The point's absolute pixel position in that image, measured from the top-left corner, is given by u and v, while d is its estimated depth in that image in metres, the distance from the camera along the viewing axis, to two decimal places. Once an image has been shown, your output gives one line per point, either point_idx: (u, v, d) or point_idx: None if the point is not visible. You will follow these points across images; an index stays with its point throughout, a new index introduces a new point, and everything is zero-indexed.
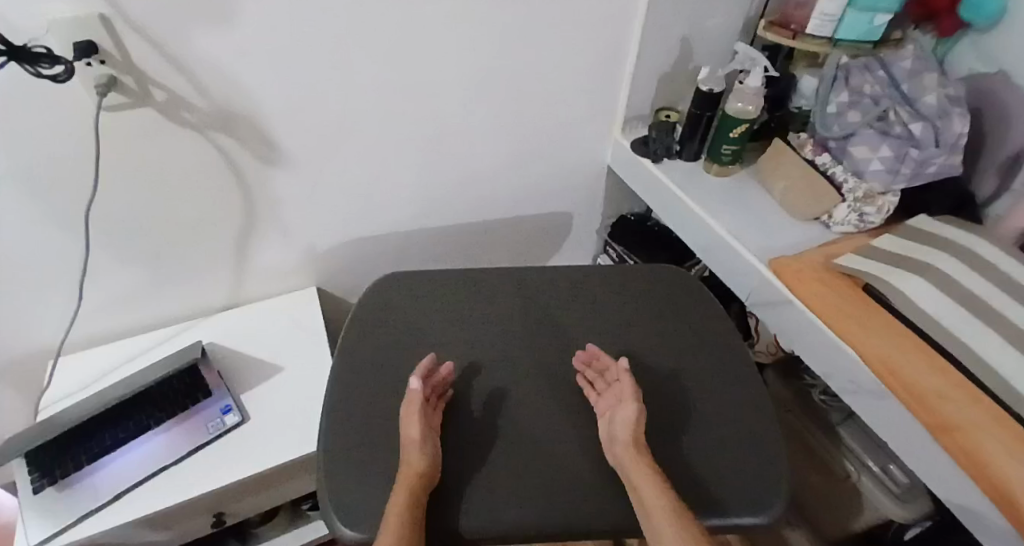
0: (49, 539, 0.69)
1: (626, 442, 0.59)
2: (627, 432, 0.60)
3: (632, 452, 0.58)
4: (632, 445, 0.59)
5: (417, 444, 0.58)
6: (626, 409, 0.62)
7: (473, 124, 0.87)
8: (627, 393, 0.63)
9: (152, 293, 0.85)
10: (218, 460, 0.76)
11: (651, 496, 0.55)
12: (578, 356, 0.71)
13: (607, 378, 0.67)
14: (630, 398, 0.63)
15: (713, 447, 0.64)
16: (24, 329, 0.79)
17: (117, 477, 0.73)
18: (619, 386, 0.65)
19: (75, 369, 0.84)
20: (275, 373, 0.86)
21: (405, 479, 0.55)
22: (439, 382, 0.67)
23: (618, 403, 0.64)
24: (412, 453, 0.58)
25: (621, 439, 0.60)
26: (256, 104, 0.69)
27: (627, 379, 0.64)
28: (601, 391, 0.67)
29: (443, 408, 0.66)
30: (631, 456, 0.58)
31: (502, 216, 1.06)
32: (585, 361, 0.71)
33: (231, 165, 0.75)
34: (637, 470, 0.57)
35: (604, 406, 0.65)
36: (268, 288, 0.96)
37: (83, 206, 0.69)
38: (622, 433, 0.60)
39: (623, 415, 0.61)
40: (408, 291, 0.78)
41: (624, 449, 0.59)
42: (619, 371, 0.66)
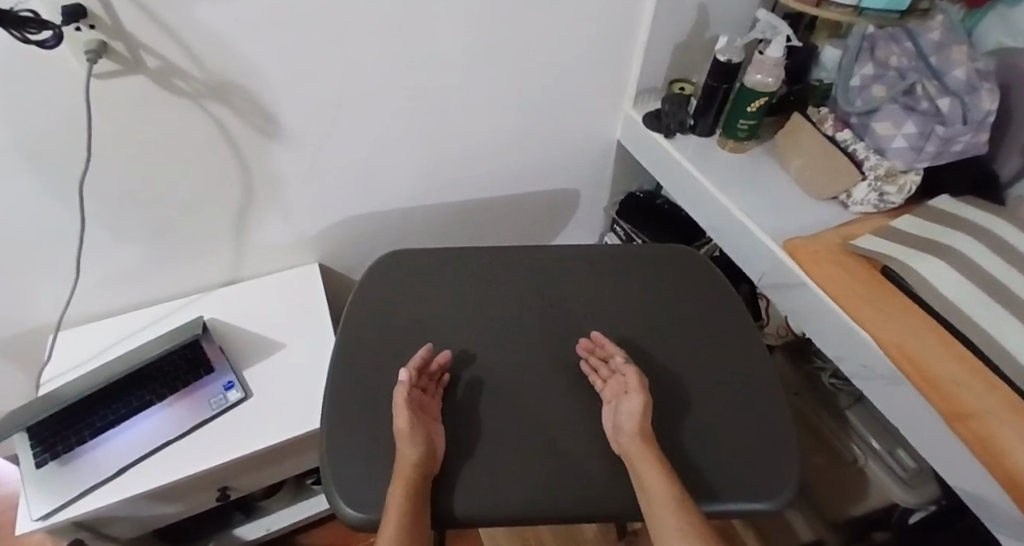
0: (53, 514, 0.68)
1: (633, 433, 0.58)
2: (632, 423, 0.59)
3: (638, 443, 0.57)
4: (637, 435, 0.58)
5: (413, 428, 0.57)
6: (633, 397, 0.61)
7: (479, 97, 0.84)
8: (632, 383, 0.62)
9: (148, 272, 0.84)
10: (221, 437, 0.75)
11: (655, 487, 0.54)
12: (580, 343, 0.69)
13: (611, 366, 0.66)
14: (635, 388, 0.61)
15: (715, 430, 0.63)
16: (21, 305, 0.79)
17: (119, 453, 0.73)
18: (621, 378, 0.63)
19: (74, 345, 0.83)
20: (278, 349, 0.85)
21: (403, 469, 0.54)
22: (436, 369, 0.66)
23: (621, 394, 0.62)
24: (403, 442, 0.56)
25: (626, 430, 0.59)
26: (251, 72, 0.67)
27: (633, 373, 0.62)
28: (606, 379, 0.66)
29: (442, 396, 0.65)
30: (637, 446, 0.57)
31: (507, 194, 1.04)
32: (588, 348, 0.69)
33: (227, 136, 0.72)
34: (643, 455, 0.56)
35: (611, 394, 0.64)
36: (269, 264, 0.94)
37: (76, 181, 0.68)
38: (629, 424, 0.59)
39: (628, 405, 0.60)
40: (410, 270, 0.77)
41: (630, 440, 0.58)
42: (621, 363, 0.64)
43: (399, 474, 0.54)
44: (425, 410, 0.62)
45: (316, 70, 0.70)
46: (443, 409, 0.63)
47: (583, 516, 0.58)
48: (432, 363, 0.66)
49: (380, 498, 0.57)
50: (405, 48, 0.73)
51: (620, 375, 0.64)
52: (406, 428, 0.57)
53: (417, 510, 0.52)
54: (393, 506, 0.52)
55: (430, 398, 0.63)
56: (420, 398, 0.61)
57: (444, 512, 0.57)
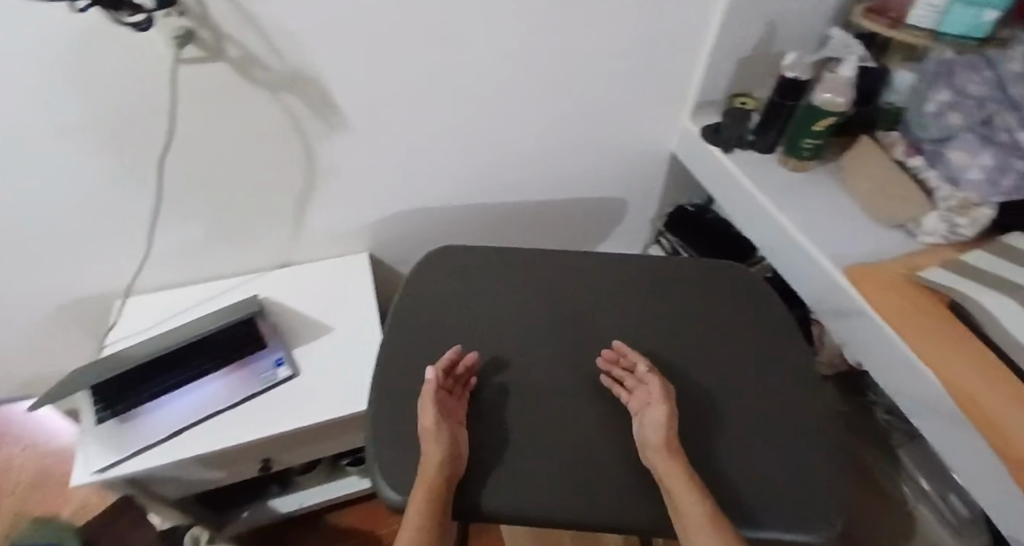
0: (109, 468, 0.72)
1: (658, 446, 0.57)
2: (658, 434, 0.58)
3: (662, 454, 0.57)
4: (664, 447, 0.57)
5: (439, 427, 0.58)
6: (656, 409, 0.61)
7: (537, 101, 0.85)
8: (654, 393, 0.62)
9: (211, 248, 0.89)
10: (267, 411, 0.78)
11: (687, 506, 0.53)
12: (602, 354, 0.68)
13: (635, 376, 0.65)
14: (656, 399, 0.62)
15: (749, 451, 0.62)
16: (97, 269, 0.85)
17: (174, 417, 0.76)
18: (642, 390, 0.63)
19: (139, 312, 0.89)
20: (324, 333, 0.88)
21: (426, 472, 0.55)
22: (462, 372, 0.66)
23: (643, 406, 0.62)
24: (428, 442, 0.57)
25: (652, 442, 0.58)
26: (323, 65, 0.69)
27: (655, 382, 0.63)
28: (631, 390, 0.64)
29: (467, 398, 0.65)
30: (664, 460, 0.56)
31: (556, 198, 1.04)
32: (610, 358, 0.68)
33: (295, 125, 0.76)
34: (670, 467, 0.56)
35: (636, 405, 0.63)
36: (321, 250, 0.98)
37: (156, 158, 0.72)
38: (653, 436, 0.58)
39: (651, 416, 0.60)
40: (459, 266, 0.78)
41: (656, 452, 0.57)
42: (639, 375, 0.64)
43: (423, 473, 0.55)
44: (451, 413, 0.62)
45: (382, 66, 0.72)
46: (468, 413, 0.64)
47: (613, 525, 0.58)
48: (458, 365, 0.66)
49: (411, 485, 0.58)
50: (469, 49, 0.74)
51: (641, 387, 0.64)
52: (431, 427, 0.58)
53: (438, 510, 0.53)
54: (415, 510, 0.53)
55: (455, 401, 0.63)
56: (444, 400, 0.62)
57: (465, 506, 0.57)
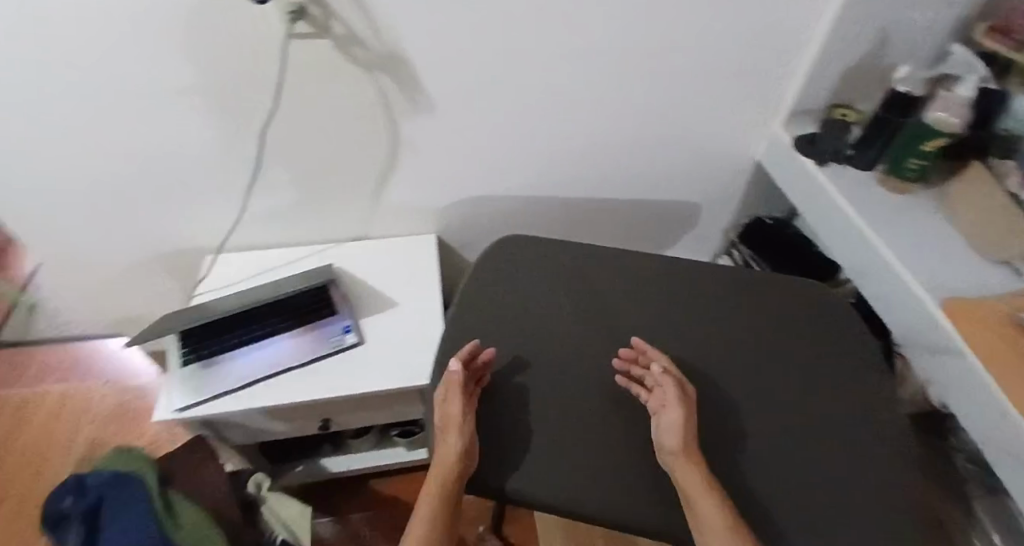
0: (189, 408, 0.78)
1: (676, 451, 0.58)
2: (674, 439, 0.58)
3: (680, 460, 0.57)
4: (681, 451, 0.58)
5: (460, 422, 0.61)
6: (671, 412, 0.60)
7: (623, 99, 0.84)
8: (670, 396, 0.61)
9: (296, 215, 0.94)
10: (333, 372, 0.83)
11: (705, 512, 0.54)
12: (621, 353, 0.67)
13: (651, 377, 0.64)
14: (671, 402, 0.61)
15: (788, 472, 0.61)
16: (196, 222, 0.92)
17: (249, 369, 0.82)
18: (659, 390, 0.63)
19: (227, 267, 0.95)
20: (390, 307, 0.91)
21: (442, 471, 0.59)
22: (479, 367, 0.66)
23: (659, 407, 0.62)
24: (448, 435, 0.60)
25: (668, 445, 0.59)
26: (418, 48, 0.71)
27: (671, 386, 0.62)
28: (650, 389, 0.64)
29: (482, 392, 0.66)
30: (682, 463, 0.57)
31: (629, 198, 1.03)
32: (629, 358, 0.67)
33: (386, 105, 0.79)
34: (688, 473, 0.56)
35: (654, 404, 0.62)
36: (395, 228, 1.01)
37: (258, 123, 0.77)
38: (669, 440, 0.59)
39: (667, 418, 0.60)
40: (530, 254, 0.79)
41: (672, 455, 0.58)
42: (656, 375, 0.64)
43: (440, 463, 0.59)
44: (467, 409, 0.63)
45: (473, 54, 0.74)
46: (482, 408, 0.65)
47: (653, 527, 0.59)
48: (476, 360, 0.66)
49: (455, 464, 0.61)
50: (561, 43, 0.74)
51: (658, 387, 0.63)
52: (454, 419, 0.61)
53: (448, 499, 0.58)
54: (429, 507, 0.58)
55: (471, 397, 0.64)
56: (462, 398, 0.63)
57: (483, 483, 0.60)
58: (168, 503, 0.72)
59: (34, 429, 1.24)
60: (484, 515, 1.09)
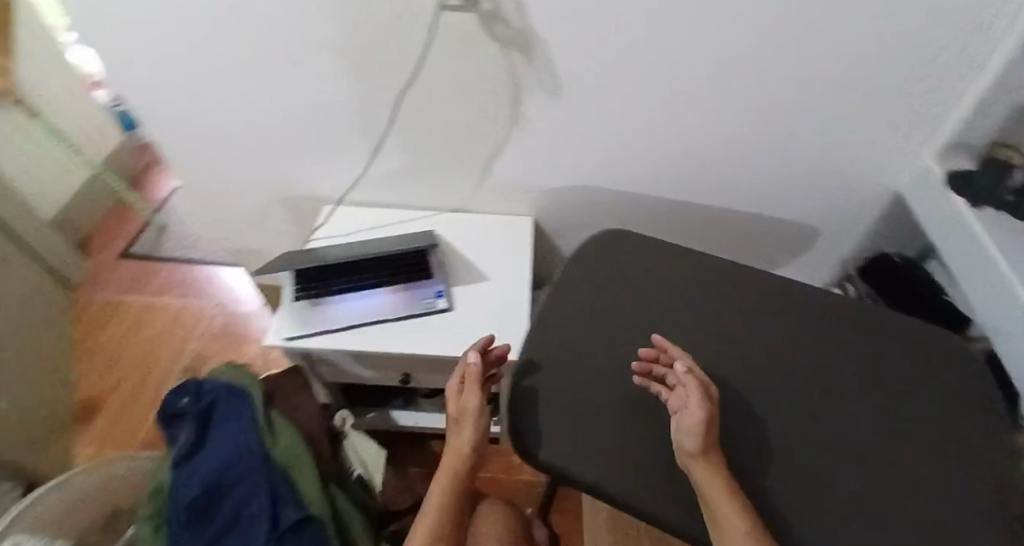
0: (294, 340, 0.85)
1: (695, 453, 0.56)
2: (694, 441, 0.56)
3: (699, 462, 0.56)
4: (700, 453, 0.56)
5: (477, 412, 0.70)
6: (691, 411, 0.58)
7: (755, 108, 0.82)
8: (691, 395, 0.59)
9: (412, 179, 0.99)
10: (422, 332, 0.87)
11: (724, 516, 0.52)
12: (642, 351, 0.66)
13: (673, 377, 0.63)
14: (693, 401, 0.59)
15: (867, 517, 0.58)
16: (324, 172, 0.99)
17: (349, 315, 0.88)
18: (681, 390, 0.61)
19: (342, 218, 1.02)
20: (483, 281, 0.94)
21: (456, 453, 0.68)
22: (493, 359, 0.75)
23: (681, 407, 0.60)
24: (464, 424, 0.69)
25: (688, 447, 0.57)
26: (558, 31, 0.73)
27: (693, 385, 0.60)
28: (672, 387, 0.63)
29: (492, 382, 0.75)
30: (701, 467, 0.56)
31: (743, 210, 1.00)
32: (650, 356, 0.66)
33: (516, 84, 0.81)
34: (710, 476, 0.55)
35: (674, 403, 0.61)
36: (500, 205, 1.04)
37: (395, 87, 0.82)
38: (690, 440, 0.57)
39: (688, 418, 0.58)
40: (633, 249, 0.79)
41: (691, 458, 0.56)
42: (679, 374, 0.62)
43: (455, 449, 0.68)
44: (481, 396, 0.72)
45: (610, 44, 0.74)
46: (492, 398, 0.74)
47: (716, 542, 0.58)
48: (491, 353, 0.75)
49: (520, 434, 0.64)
50: (701, 44, 0.73)
51: (680, 386, 0.61)
52: (471, 411, 0.69)
53: (461, 478, 0.67)
54: (441, 485, 0.66)
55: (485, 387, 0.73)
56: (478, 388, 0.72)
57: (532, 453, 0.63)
58: (270, 417, 0.80)
59: (153, 334, 1.40)
60: (532, 500, 1.16)
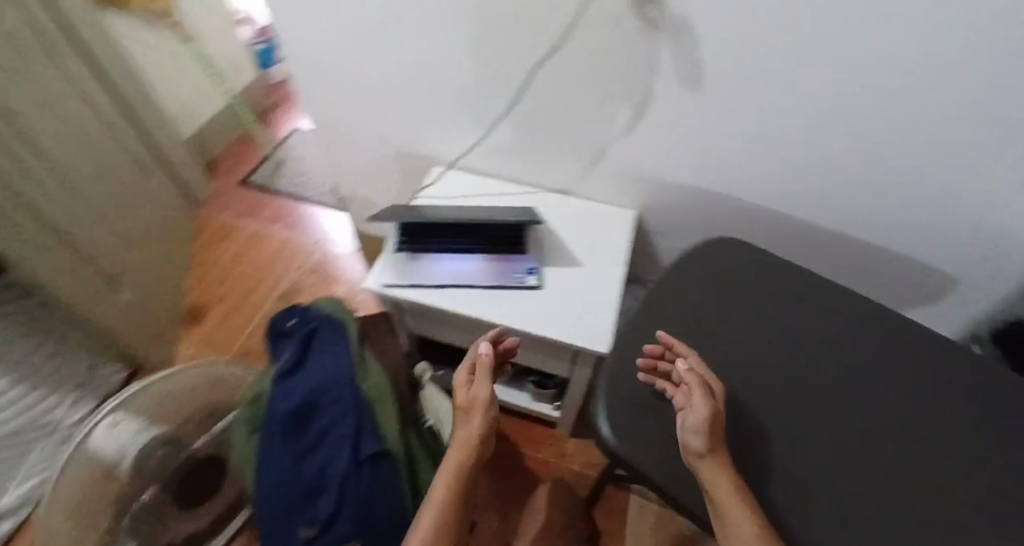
0: (388, 288, 0.90)
1: (700, 453, 0.58)
2: (699, 440, 0.58)
3: (705, 461, 0.58)
4: (705, 452, 0.58)
5: (486, 404, 0.68)
6: (693, 411, 0.60)
7: (910, 135, 0.75)
8: (694, 394, 0.61)
9: (526, 154, 1.00)
10: (509, 305, 0.89)
11: (734, 517, 0.54)
12: (647, 348, 0.70)
13: (676, 376, 0.65)
14: (696, 400, 0.61)
15: None
16: (443, 133, 1.03)
17: (443, 275, 0.92)
18: (683, 390, 0.63)
19: (451, 181, 1.06)
20: (575, 267, 0.94)
21: (461, 449, 0.66)
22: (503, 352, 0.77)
23: (683, 406, 0.62)
24: (473, 414, 0.68)
25: (692, 447, 0.59)
26: (713, 20, 0.70)
27: (694, 383, 0.62)
28: (676, 386, 0.65)
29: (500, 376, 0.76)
30: (710, 464, 0.58)
31: (867, 242, 0.93)
32: (654, 353, 0.70)
33: (655, 69, 0.79)
34: (719, 478, 0.56)
35: (677, 401, 0.63)
36: (605, 194, 1.03)
37: (534, 56, 0.83)
38: (695, 441, 0.58)
39: (691, 418, 0.59)
40: (736, 266, 0.81)
41: (696, 458, 0.58)
42: (681, 374, 0.64)
43: (462, 441, 0.66)
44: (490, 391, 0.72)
45: (766, 41, 0.70)
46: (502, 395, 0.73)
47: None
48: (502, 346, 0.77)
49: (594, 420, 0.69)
50: (868, 55, 0.68)
51: (682, 386, 0.63)
52: (481, 402, 0.68)
53: (470, 468, 0.65)
54: (442, 481, 0.63)
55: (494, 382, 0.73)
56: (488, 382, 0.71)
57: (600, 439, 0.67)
58: (363, 353, 0.83)
59: (258, 258, 1.52)
60: (579, 488, 1.18)
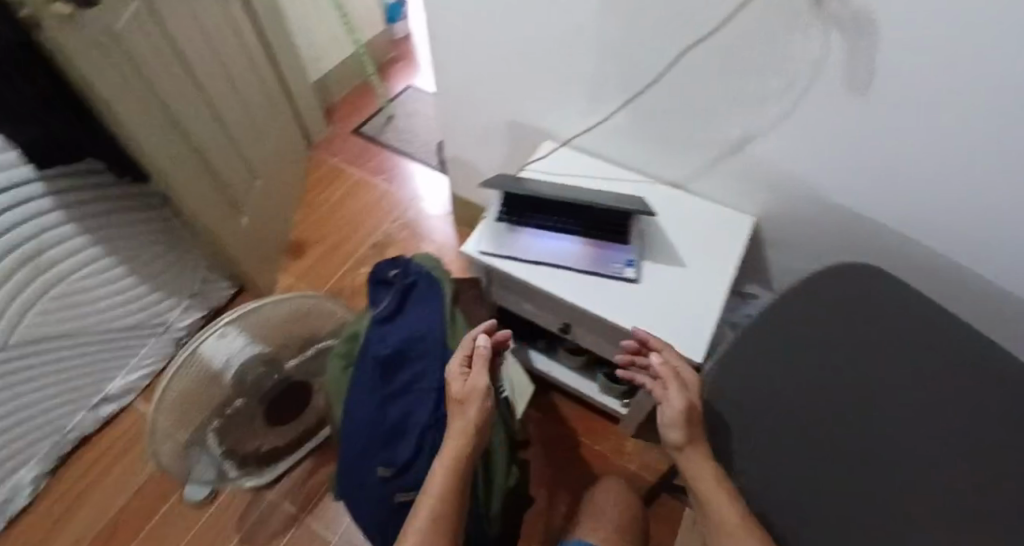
0: (485, 255, 0.90)
1: (681, 443, 0.64)
2: (677, 431, 0.64)
3: (687, 450, 0.64)
4: (685, 441, 0.64)
5: (482, 393, 0.70)
6: (670, 405, 0.66)
7: None
8: (672, 388, 0.68)
9: (648, 141, 0.97)
10: (602, 294, 0.87)
11: (717, 504, 0.59)
12: (627, 344, 0.78)
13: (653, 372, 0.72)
14: (672, 393, 0.67)
15: None
16: (564, 109, 1.01)
17: (539, 251, 0.91)
18: (660, 384, 0.70)
19: (563, 158, 1.04)
20: (677, 266, 0.90)
21: (453, 443, 0.66)
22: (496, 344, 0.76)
23: (661, 398, 0.69)
24: (468, 404, 0.69)
25: (673, 437, 0.65)
26: (898, 25, 0.62)
27: (671, 377, 0.69)
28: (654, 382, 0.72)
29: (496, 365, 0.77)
30: (691, 452, 0.64)
31: (1011, 296, 0.83)
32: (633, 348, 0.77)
33: (815, 71, 0.72)
34: (699, 465, 0.62)
35: (656, 393, 0.70)
36: (721, 194, 0.98)
37: (682, 41, 0.79)
38: (675, 432, 0.64)
39: (669, 408, 0.66)
40: (865, 296, 0.76)
41: (676, 446, 0.64)
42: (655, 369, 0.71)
43: (458, 431, 0.67)
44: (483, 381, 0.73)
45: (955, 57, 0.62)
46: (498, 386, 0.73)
47: None
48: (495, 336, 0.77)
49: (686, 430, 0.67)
50: None
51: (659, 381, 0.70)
52: (476, 392, 0.70)
53: (468, 454, 0.66)
54: (435, 474, 0.64)
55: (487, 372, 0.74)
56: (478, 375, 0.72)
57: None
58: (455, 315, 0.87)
59: (361, 205, 1.59)
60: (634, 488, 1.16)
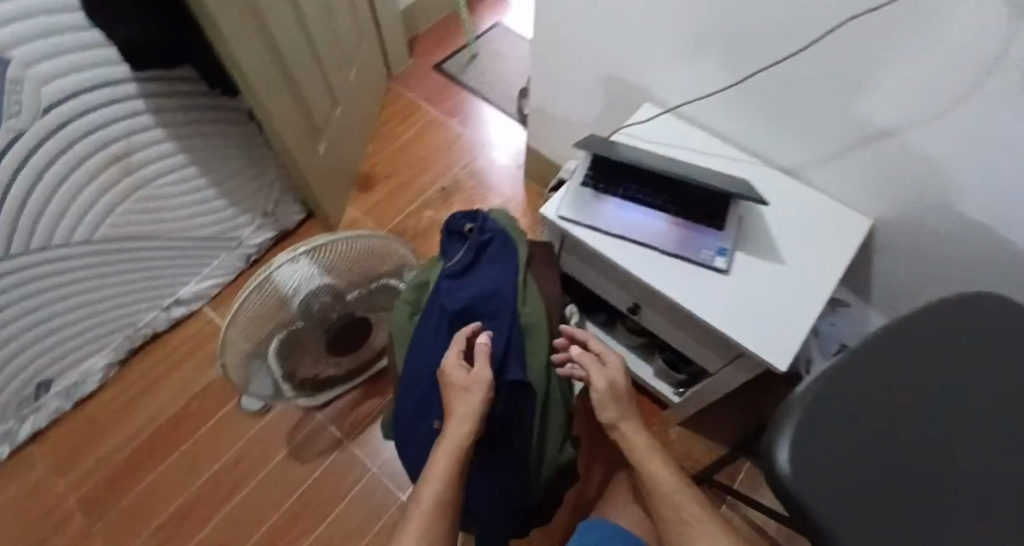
0: (566, 220, 0.86)
1: (614, 419, 0.71)
2: (611, 408, 0.72)
3: (620, 427, 0.71)
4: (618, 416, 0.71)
5: (485, 385, 0.68)
6: (594, 388, 0.72)
7: None
8: (595, 369, 0.74)
9: (768, 118, 0.88)
10: (685, 280, 0.81)
11: (659, 477, 0.66)
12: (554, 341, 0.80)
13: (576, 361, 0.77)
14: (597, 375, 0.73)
15: None
16: (677, 72, 0.92)
17: (624, 225, 0.85)
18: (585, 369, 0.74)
19: (665, 125, 0.96)
20: (773, 262, 0.83)
21: (454, 436, 0.65)
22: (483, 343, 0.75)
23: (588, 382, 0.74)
24: (474, 391, 0.68)
25: (606, 414, 0.72)
26: None
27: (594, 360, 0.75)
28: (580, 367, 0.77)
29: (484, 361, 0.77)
30: (625, 430, 0.71)
31: None
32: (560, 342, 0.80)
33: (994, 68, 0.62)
34: (635, 437, 0.70)
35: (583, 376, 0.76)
36: (837, 186, 0.89)
37: (837, 15, 0.69)
38: (609, 410, 0.72)
39: (596, 385, 0.72)
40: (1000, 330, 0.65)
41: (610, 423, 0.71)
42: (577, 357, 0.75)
43: (459, 421, 0.66)
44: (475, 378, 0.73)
45: None
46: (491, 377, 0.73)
47: None
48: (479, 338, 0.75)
49: (772, 442, 0.59)
50: None
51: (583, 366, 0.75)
52: (479, 383, 0.68)
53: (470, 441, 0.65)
54: (438, 464, 0.63)
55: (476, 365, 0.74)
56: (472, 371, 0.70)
57: (773, 466, 0.58)
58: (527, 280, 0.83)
59: (438, 145, 1.56)
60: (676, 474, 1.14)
